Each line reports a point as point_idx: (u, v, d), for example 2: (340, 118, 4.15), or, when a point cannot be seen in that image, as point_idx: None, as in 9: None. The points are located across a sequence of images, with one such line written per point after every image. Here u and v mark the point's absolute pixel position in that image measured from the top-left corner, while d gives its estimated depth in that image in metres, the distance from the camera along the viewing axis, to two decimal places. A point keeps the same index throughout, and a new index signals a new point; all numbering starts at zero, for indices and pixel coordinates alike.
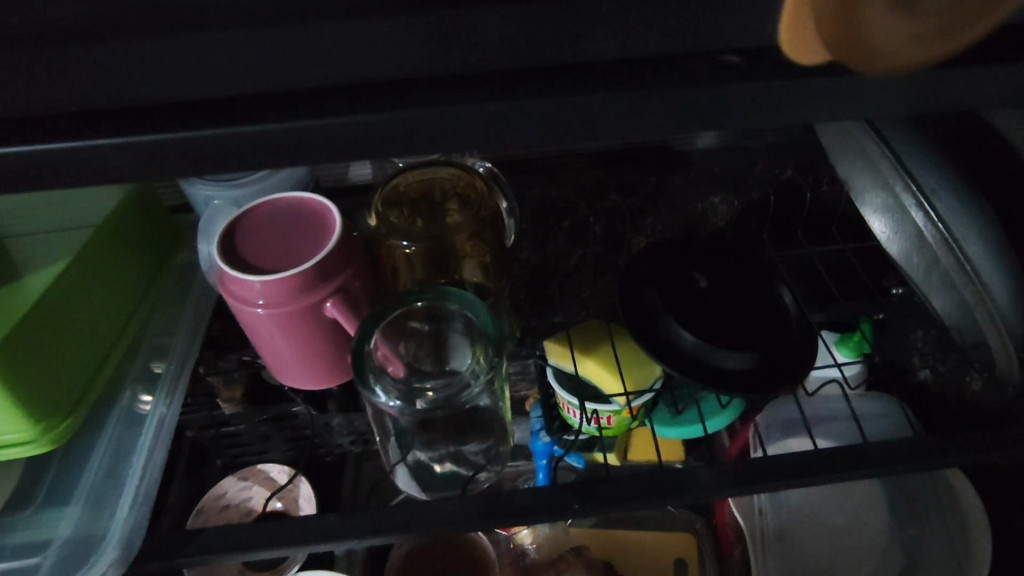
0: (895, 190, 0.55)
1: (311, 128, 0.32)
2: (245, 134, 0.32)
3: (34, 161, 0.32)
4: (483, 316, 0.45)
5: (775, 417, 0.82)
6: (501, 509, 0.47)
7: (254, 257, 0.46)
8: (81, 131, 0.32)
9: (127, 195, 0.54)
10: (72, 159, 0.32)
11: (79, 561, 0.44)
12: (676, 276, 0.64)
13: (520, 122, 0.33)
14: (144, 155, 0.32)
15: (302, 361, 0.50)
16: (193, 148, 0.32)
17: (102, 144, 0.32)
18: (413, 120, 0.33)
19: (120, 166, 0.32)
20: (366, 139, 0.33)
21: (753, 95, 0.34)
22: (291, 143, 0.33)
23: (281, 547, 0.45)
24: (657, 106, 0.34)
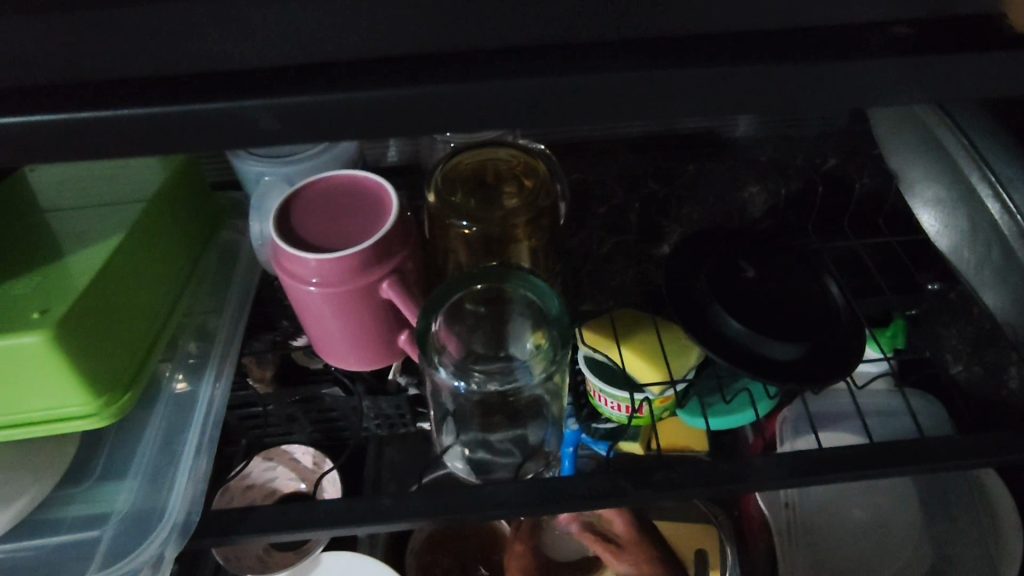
0: (969, 179, 0.54)
1: (387, 98, 0.32)
2: (329, 102, 0.32)
3: (111, 127, 0.32)
4: (549, 301, 0.44)
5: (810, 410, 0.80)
6: (555, 496, 0.47)
7: (311, 235, 0.45)
8: (166, 97, 0.32)
9: (174, 170, 0.54)
10: (149, 125, 0.32)
11: (139, 534, 0.44)
12: (722, 264, 0.63)
13: (597, 99, 0.34)
14: (222, 123, 0.32)
15: (352, 342, 0.49)
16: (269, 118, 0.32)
17: (182, 111, 0.32)
18: (490, 93, 0.33)
19: (196, 133, 0.33)
20: (439, 111, 0.33)
21: (830, 73, 0.34)
22: (366, 113, 0.33)
23: (332, 527, 0.45)
24: (733, 83, 0.34)
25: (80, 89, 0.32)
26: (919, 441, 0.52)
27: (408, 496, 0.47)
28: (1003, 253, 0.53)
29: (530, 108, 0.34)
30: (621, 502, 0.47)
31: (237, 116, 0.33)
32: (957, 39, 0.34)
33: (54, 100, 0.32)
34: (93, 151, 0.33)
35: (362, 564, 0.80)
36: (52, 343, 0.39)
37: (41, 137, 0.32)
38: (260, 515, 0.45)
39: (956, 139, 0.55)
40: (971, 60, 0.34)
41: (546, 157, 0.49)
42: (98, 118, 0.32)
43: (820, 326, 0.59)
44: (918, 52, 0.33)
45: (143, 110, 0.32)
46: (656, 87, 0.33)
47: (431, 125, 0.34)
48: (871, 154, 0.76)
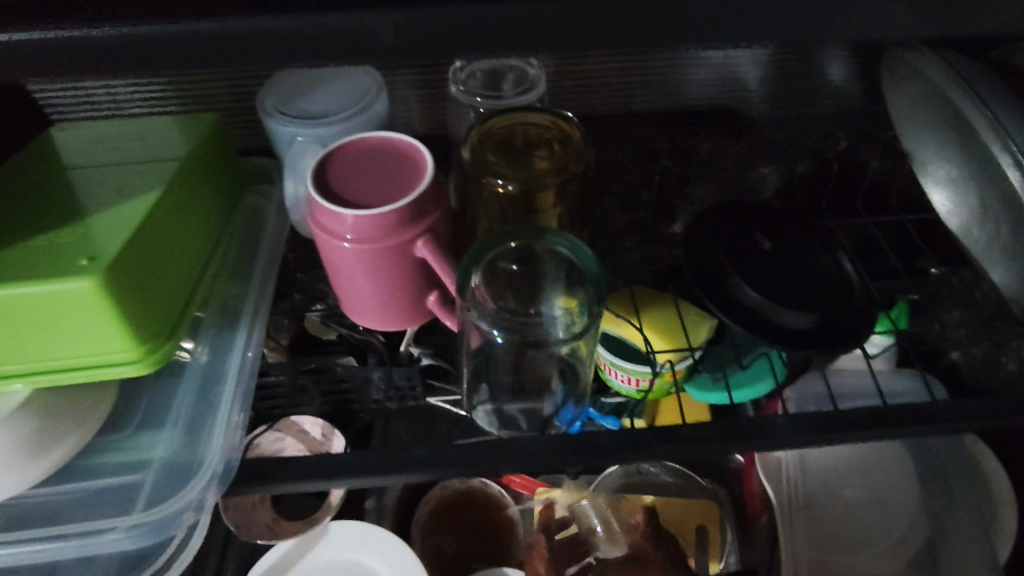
0: (988, 149, 0.54)
1: (433, 37, 0.33)
2: (387, 42, 0.33)
3: (162, 55, 0.33)
4: (584, 258, 0.45)
5: (806, 392, 0.83)
6: (587, 448, 0.48)
7: (347, 192, 0.46)
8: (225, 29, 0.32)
9: (206, 132, 0.55)
10: (200, 58, 0.33)
11: (180, 480, 0.45)
12: (739, 236, 0.65)
13: (640, 41, 0.34)
14: (271, 57, 0.33)
15: (382, 300, 0.50)
16: (319, 49, 0.33)
17: (235, 43, 0.33)
18: (537, 34, 0.34)
19: (245, 65, 0.33)
20: (483, 50, 0.34)
21: (866, 23, 0.34)
22: (413, 48, 0.33)
23: (366, 477, 0.46)
24: (772, 32, 0.34)
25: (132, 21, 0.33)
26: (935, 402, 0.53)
27: (440, 447, 0.47)
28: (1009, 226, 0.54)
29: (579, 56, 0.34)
30: (646, 456, 0.48)
31: (289, 53, 0.33)
32: None
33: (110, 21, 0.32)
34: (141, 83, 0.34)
35: (369, 533, 0.82)
36: (101, 289, 0.40)
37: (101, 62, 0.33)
38: (294, 463, 0.46)
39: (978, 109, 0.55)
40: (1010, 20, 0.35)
41: (580, 123, 0.50)
42: (148, 47, 0.32)
43: (834, 298, 0.61)
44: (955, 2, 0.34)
45: (202, 36, 0.32)
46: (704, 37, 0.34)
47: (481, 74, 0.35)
48: (883, 135, 0.79)
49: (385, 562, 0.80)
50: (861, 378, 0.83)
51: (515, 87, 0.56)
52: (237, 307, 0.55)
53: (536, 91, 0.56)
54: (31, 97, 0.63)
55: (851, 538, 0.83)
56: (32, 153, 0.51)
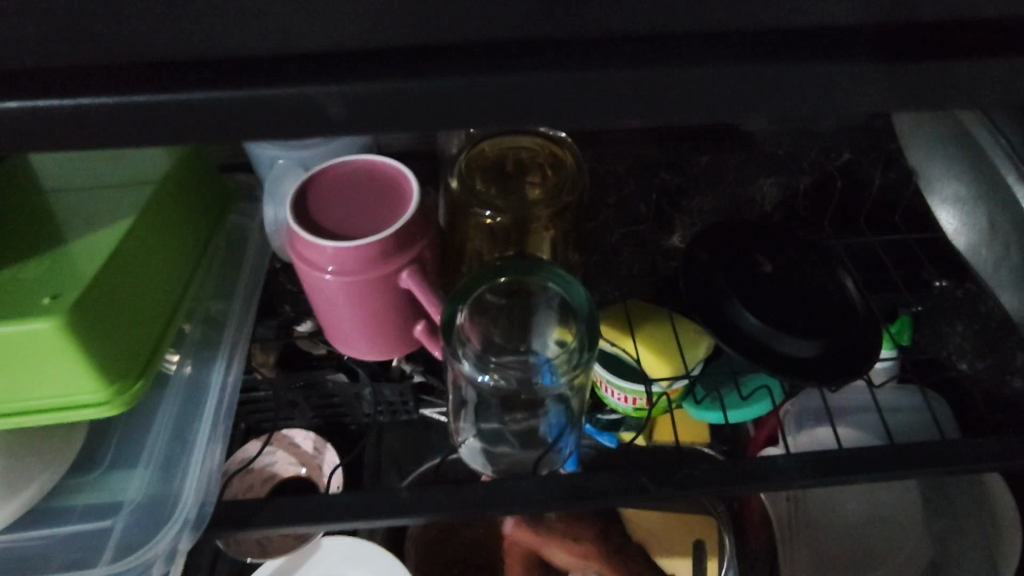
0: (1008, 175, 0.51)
1: (404, 89, 0.31)
2: (363, 86, 0.31)
3: (112, 113, 0.30)
4: (576, 292, 0.43)
5: (805, 406, 0.81)
6: (580, 491, 0.46)
7: (327, 222, 0.44)
8: (196, 81, 0.30)
9: (185, 150, 0.52)
10: (153, 116, 0.31)
11: (151, 525, 0.43)
12: (738, 260, 0.63)
13: (626, 93, 0.32)
14: (229, 114, 0.31)
15: (366, 331, 0.48)
16: (282, 104, 0.31)
17: (192, 99, 0.30)
18: (517, 86, 0.31)
19: (201, 122, 0.31)
20: (459, 100, 0.31)
21: (869, 73, 0.32)
22: (382, 101, 0.31)
23: (347, 521, 0.44)
24: (769, 83, 0.32)
25: (76, 74, 0.30)
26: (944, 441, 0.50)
27: (425, 489, 0.46)
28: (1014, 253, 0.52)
29: (566, 102, 0.32)
30: (643, 498, 0.46)
31: (252, 108, 0.31)
32: (1005, 35, 0.32)
33: (79, 78, 0.30)
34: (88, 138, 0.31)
35: (362, 550, 0.80)
36: (62, 329, 0.38)
37: (65, 118, 0.30)
38: (276, 507, 0.44)
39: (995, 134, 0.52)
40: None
41: (574, 148, 0.47)
42: (93, 106, 0.30)
43: (837, 325, 0.59)
44: (964, 50, 0.32)
45: (169, 92, 0.30)
46: (701, 80, 0.32)
47: (463, 115, 0.32)
48: (887, 148, 0.75)
49: None
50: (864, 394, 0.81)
51: None
52: (217, 332, 0.53)
53: None
54: None
55: (851, 556, 0.81)
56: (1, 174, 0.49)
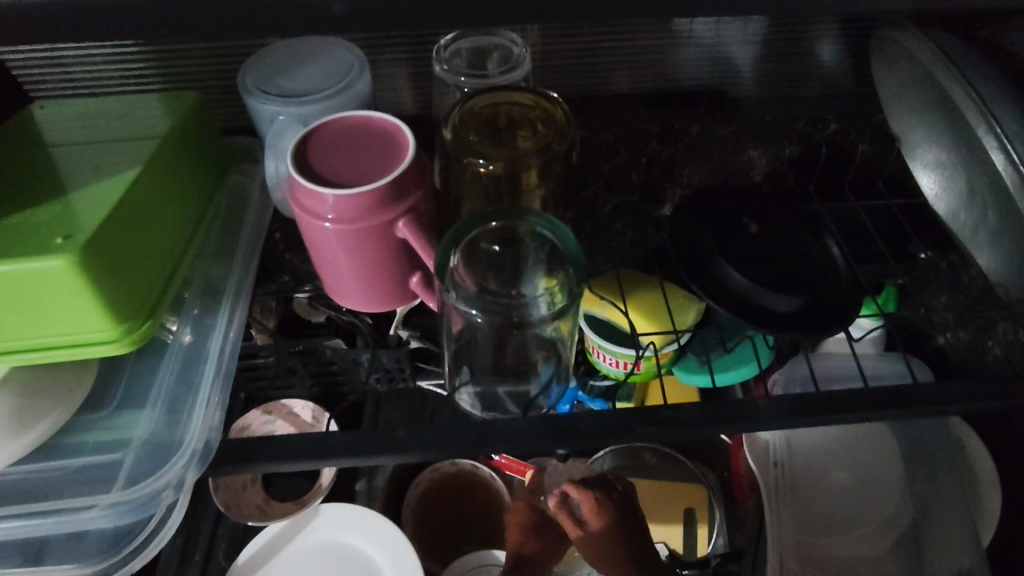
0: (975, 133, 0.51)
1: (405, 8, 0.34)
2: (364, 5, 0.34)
3: (133, 9, 0.33)
4: (565, 238, 0.45)
5: (794, 374, 0.82)
6: (568, 432, 0.48)
7: (326, 171, 0.46)
8: (214, 6, 0.34)
9: (188, 108, 0.54)
10: (170, 14, 0.34)
11: (157, 460, 0.46)
12: (725, 222, 0.65)
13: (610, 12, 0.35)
14: (239, 10, 0.34)
15: (364, 281, 0.50)
16: (288, 4, 0.34)
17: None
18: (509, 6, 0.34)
19: (215, 18, 0.34)
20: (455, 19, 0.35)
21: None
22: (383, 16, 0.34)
23: (345, 458, 0.47)
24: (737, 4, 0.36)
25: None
26: (915, 388, 0.53)
27: (421, 429, 0.48)
28: (992, 213, 0.52)
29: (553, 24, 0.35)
30: (629, 438, 0.49)
31: (263, 11, 0.34)
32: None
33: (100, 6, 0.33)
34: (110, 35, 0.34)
35: (359, 514, 0.82)
36: (74, 266, 0.40)
37: (90, 24, 0.33)
38: (278, 444, 0.47)
39: (965, 90, 0.51)
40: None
41: (564, 102, 0.49)
42: (114, 4, 0.33)
43: (819, 283, 0.61)
44: None
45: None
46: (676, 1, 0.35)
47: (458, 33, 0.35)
48: (873, 118, 0.76)
49: (375, 545, 0.81)
50: (847, 362, 0.83)
51: (501, 65, 0.56)
52: (219, 288, 0.54)
53: (521, 70, 0.55)
54: (14, 76, 0.63)
55: (833, 518, 0.84)
56: (8, 129, 0.51)
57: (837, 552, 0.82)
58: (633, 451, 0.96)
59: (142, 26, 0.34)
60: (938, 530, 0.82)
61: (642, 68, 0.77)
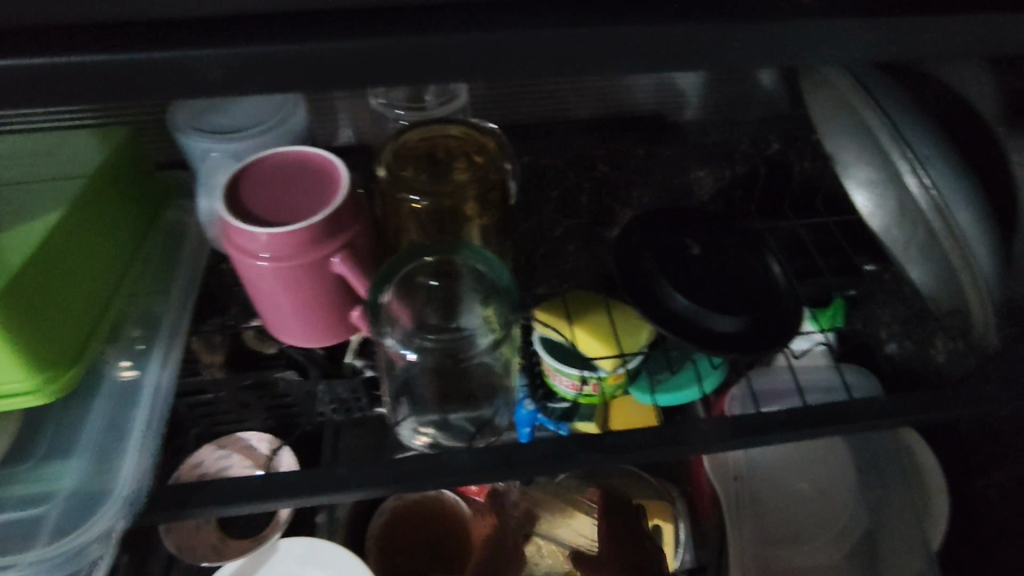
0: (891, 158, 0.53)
1: (317, 52, 0.34)
2: (271, 54, 0.33)
3: (23, 74, 0.32)
4: (498, 271, 0.45)
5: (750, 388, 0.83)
6: (506, 464, 0.48)
7: (259, 210, 0.45)
8: (115, 64, 0.33)
9: (119, 145, 0.53)
10: (67, 75, 0.33)
11: (84, 512, 0.44)
12: (667, 245, 0.66)
13: (529, 51, 0.35)
14: (138, 72, 0.33)
15: (303, 317, 0.50)
16: (192, 65, 0.33)
17: (102, 58, 0.32)
18: (423, 49, 0.34)
19: (113, 77, 0.33)
20: (368, 63, 0.34)
21: (741, 31, 0.36)
22: (293, 64, 0.34)
23: (292, 498, 0.46)
24: (656, 39, 0.35)
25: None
26: (848, 405, 0.55)
27: (360, 464, 0.48)
28: (926, 232, 0.52)
29: (469, 64, 0.35)
30: (574, 463, 0.50)
31: (164, 67, 0.33)
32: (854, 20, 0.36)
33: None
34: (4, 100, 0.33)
35: (318, 549, 0.80)
36: None
37: None
38: (211, 489, 0.46)
39: (881, 118, 0.53)
40: (878, 49, 0.37)
41: (495, 135, 0.50)
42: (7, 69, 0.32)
43: (760, 303, 0.62)
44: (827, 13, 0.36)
45: (83, 58, 0.32)
46: (591, 39, 0.35)
47: (374, 75, 0.35)
48: (812, 139, 0.78)
49: None
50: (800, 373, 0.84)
51: (439, 96, 0.56)
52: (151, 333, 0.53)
53: (460, 101, 0.55)
54: None
55: (792, 529, 0.85)
56: None
57: (788, 564, 0.84)
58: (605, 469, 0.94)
59: (37, 87, 0.33)
60: (892, 535, 0.84)
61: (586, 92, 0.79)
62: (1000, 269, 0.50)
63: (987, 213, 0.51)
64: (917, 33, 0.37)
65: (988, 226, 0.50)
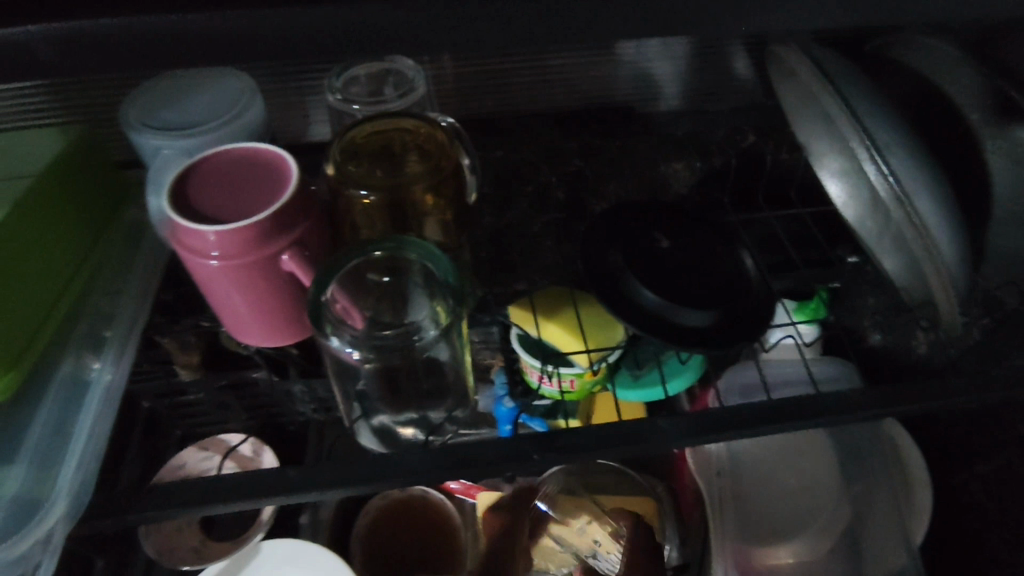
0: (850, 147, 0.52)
1: (242, 29, 0.32)
2: (193, 31, 0.32)
3: None
4: (442, 266, 0.44)
5: (733, 383, 0.82)
6: (464, 463, 0.48)
7: (205, 208, 0.44)
8: (30, 44, 0.31)
9: (70, 142, 0.52)
10: None
11: (23, 516, 0.43)
12: (638, 237, 0.65)
13: (464, 29, 0.34)
14: (55, 50, 0.32)
15: (256, 317, 0.49)
16: (111, 42, 0.32)
17: (16, 34, 0.31)
18: (353, 26, 0.33)
19: (30, 57, 0.32)
20: (297, 42, 0.33)
21: (686, 3, 0.34)
22: (218, 41, 0.32)
23: (243, 500, 0.46)
24: (599, 13, 0.34)
25: None
26: (817, 398, 0.54)
27: (314, 466, 0.47)
28: (896, 221, 0.50)
29: (404, 43, 0.34)
30: (532, 464, 0.49)
31: (81, 46, 0.32)
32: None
33: None
34: None
35: (300, 550, 0.79)
36: None
37: None
38: (158, 494, 0.45)
39: (839, 107, 0.51)
40: (826, 20, 0.36)
41: (446, 127, 0.49)
42: None
43: (730, 295, 0.61)
44: None
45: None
46: (530, 14, 0.34)
47: (305, 53, 0.33)
48: (789, 129, 0.77)
49: None
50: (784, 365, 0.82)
51: (397, 88, 0.55)
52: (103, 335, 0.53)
53: (416, 92, 0.54)
54: None
55: (781, 526, 0.83)
56: None
57: (779, 559, 0.82)
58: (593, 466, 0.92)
59: None
60: (876, 529, 0.83)
61: (555, 83, 0.79)
62: (965, 255, 0.49)
63: (949, 199, 0.49)
64: (865, 5, 0.36)
65: (950, 212, 0.49)
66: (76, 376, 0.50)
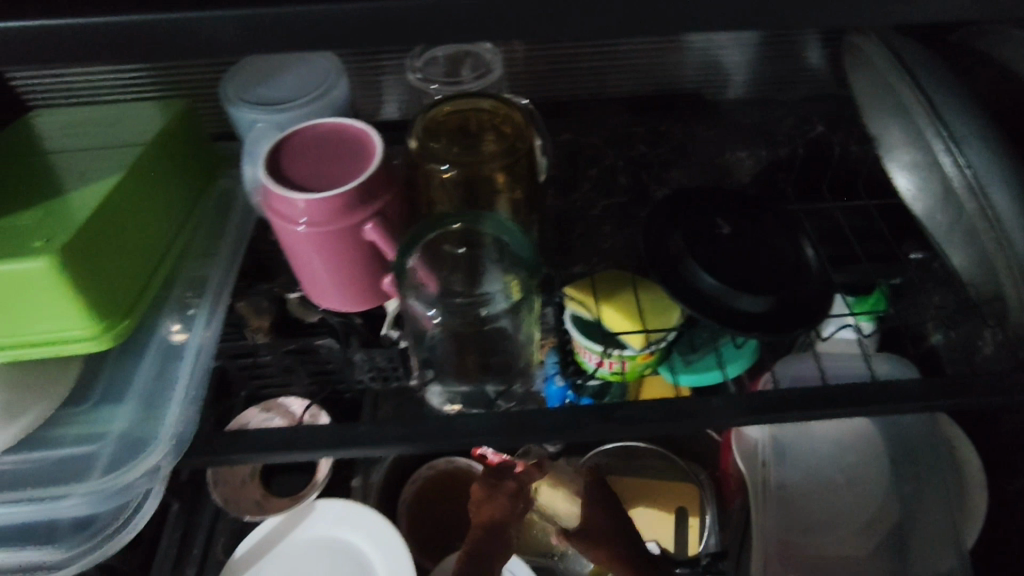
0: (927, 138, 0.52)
1: (351, 13, 0.35)
2: (308, 14, 0.35)
3: (85, 34, 0.35)
4: (520, 241, 0.47)
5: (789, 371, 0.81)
6: (525, 427, 0.50)
7: (298, 178, 0.48)
8: (165, 27, 0.35)
9: (173, 115, 0.57)
10: (123, 34, 0.35)
11: (131, 450, 0.49)
12: (698, 223, 0.66)
13: (555, 15, 0.36)
14: (188, 32, 0.35)
15: (337, 282, 0.52)
16: (235, 25, 0.35)
17: (155, 17, 0.35)
18: (453, 12, 0.35)
19: (165, 38, 0.35)
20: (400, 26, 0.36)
21: None
22: (328, 25, 0.35)
23: (313, 451, 0.49)
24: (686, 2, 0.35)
25: (53, 24, 0.34)
26: (875, 388, 0.54)
27: (384, 423, 0.51)
28: (969, 213, 0.50)
29: (497, 29, 0.36)
30: (589, 431, 0.51)
31: (206, 26, 0.35)
32: None
33: (55, 27, 0.35)
34: (68, 58, 0.36)
35: (352, 513, 0.83)
36: (54, 266, 0.42)
37: (49, 47, 0.35)
38: (244, 440, 0.49)
39: (918, 98, 0.51)
40: (914, 13, 0.37)
41: (523, 108, 0.51)
42: (70, 29, 0.35)
43: (788, 284, 0.61)
44: None
45: (134, 17, 0.35)
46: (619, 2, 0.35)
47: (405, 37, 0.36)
48: (858, 121, 0.76)
49: (368, 540, 0.82)
50: (842, 359, 0.81)
51: (473, 71, 0.58)
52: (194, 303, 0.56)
53: (492, 75, 0.57)
54: (14, 87, 0.66)
55: (823, 521, 0.84)
56: (6, 138, 0.54)
57: (820, 553, 0.82)
58: (635, 449, 0.97)
59: (97, 46, 0.36)
60: (924, 534, 0.82)
61: (623, 70, 0.78)
62: None
63: None
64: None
65: None
66: (168, 341, 0.54)
